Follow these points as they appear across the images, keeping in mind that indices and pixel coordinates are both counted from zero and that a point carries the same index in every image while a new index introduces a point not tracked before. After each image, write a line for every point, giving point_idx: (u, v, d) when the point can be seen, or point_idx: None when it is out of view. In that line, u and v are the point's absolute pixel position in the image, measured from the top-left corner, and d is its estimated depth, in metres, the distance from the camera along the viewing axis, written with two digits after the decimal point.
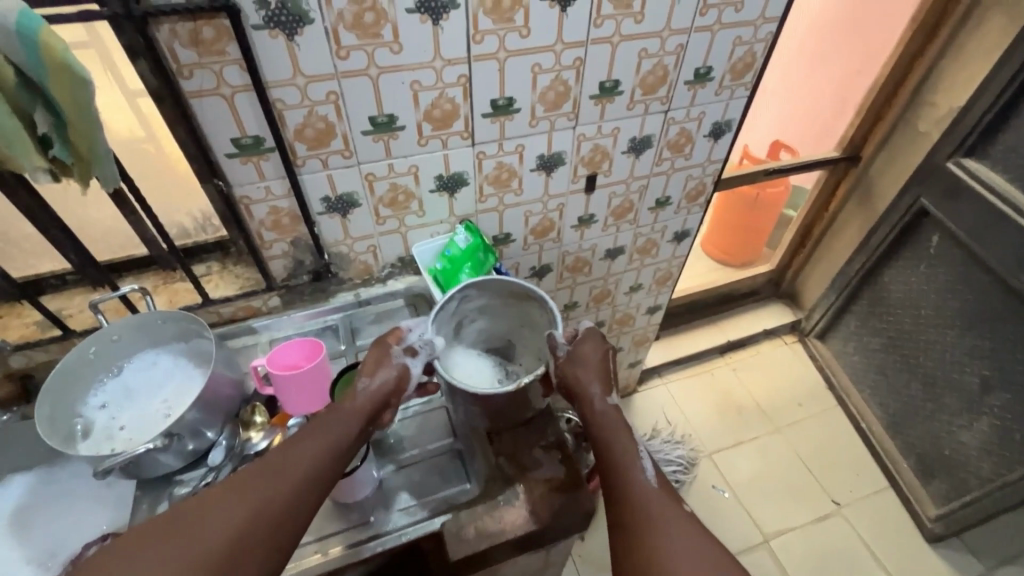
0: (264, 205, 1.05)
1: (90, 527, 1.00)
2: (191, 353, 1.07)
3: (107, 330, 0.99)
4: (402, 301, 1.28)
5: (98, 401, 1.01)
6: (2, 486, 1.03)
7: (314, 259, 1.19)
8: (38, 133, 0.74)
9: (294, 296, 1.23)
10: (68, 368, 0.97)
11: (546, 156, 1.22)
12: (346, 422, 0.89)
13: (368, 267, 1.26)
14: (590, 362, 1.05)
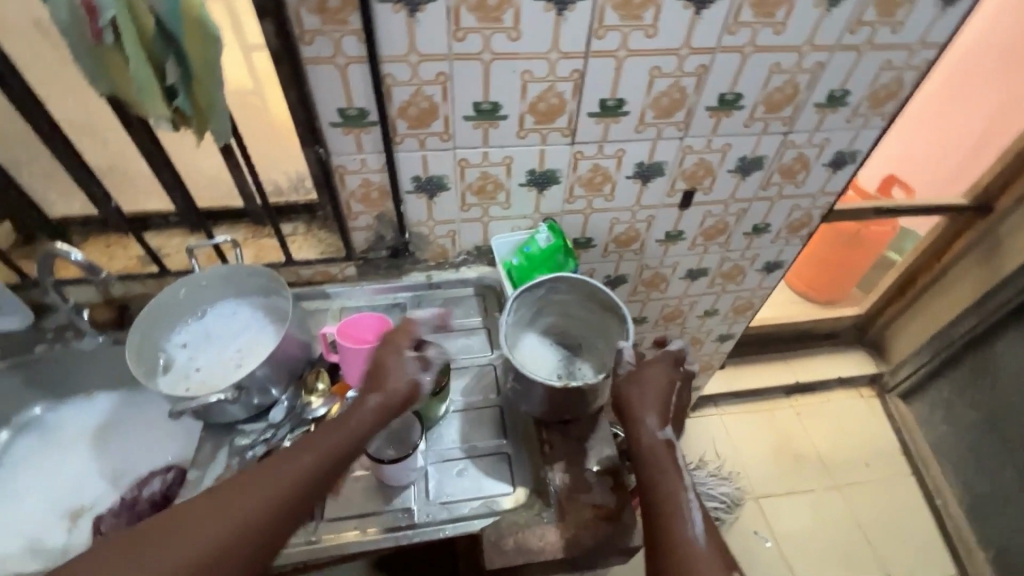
0: (357, 177, 1.06)
1: (149, 460, 1.13)
2: (268, 308, 1.10)
3: (198, 275, 1.04)
4: (470, 290, 1.26)
5: (180, 340, 1.06)
6: (91, 401, 1.20)
7: (393, 236, 1.19)
8: (167, 84, 0.77)
9: (367, 269, 1.24)
10: (159, 305, 1.02)
11: (646, 164, 1.14)
12: (342, 432, 0.83)
13: (445, 252, 1.24)
14: (654, 386, 1.00)
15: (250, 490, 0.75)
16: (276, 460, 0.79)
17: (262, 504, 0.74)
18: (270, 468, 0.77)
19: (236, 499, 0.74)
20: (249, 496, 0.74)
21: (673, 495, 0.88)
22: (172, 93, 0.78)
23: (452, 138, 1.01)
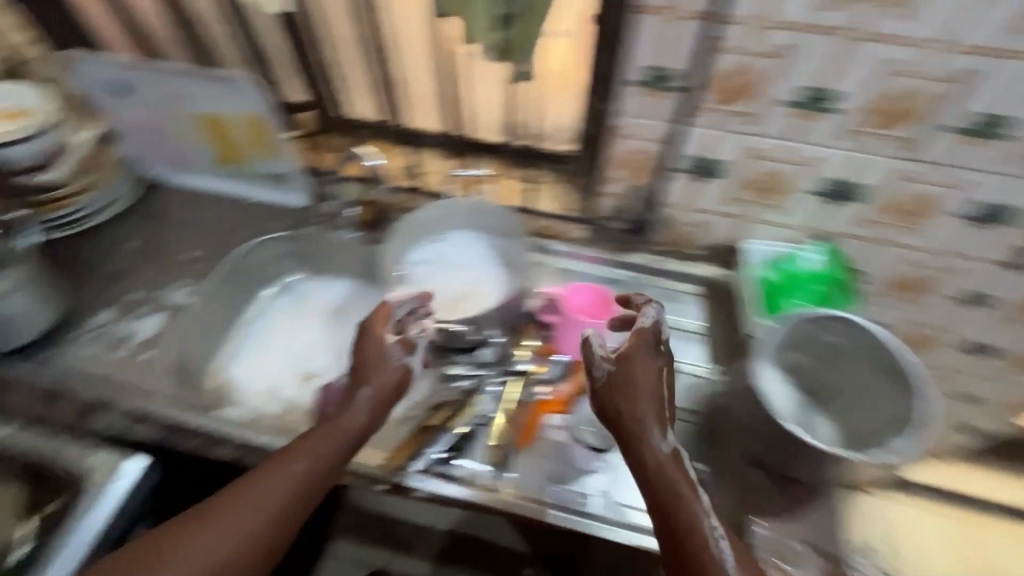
0: (633, 141, 0.81)
1: (300, 346, 0.99)
2: (502, 250, 0.93)
3: (456, 203, 0.92)
4: (697, 288, 0.96)
5: (412, 258, 0.92)
6: (288, 285, 1.06)
7: (636, 209, 0.90)
8: (501, 13, 0.69)
9: (559, 221, 0.97)
10: (413, 224, 0.92)
11: (993, 205, 0.76)
12: (342, 438, 0.68)
13: (679, 239, 0.94)
14: (638, 383, 0.67)
15: (252, 522, 0.61)
16: (275, 465, 0.65)
17: (281, 508, 0.62)
18: (283, 490, 0.63)
19: (244, 519, 0.61)
20: (242, 514, 0.61)
21: (695, 518, 0.61)
22: (500, 23, 0.71)
23: (759, 122, 0.75)
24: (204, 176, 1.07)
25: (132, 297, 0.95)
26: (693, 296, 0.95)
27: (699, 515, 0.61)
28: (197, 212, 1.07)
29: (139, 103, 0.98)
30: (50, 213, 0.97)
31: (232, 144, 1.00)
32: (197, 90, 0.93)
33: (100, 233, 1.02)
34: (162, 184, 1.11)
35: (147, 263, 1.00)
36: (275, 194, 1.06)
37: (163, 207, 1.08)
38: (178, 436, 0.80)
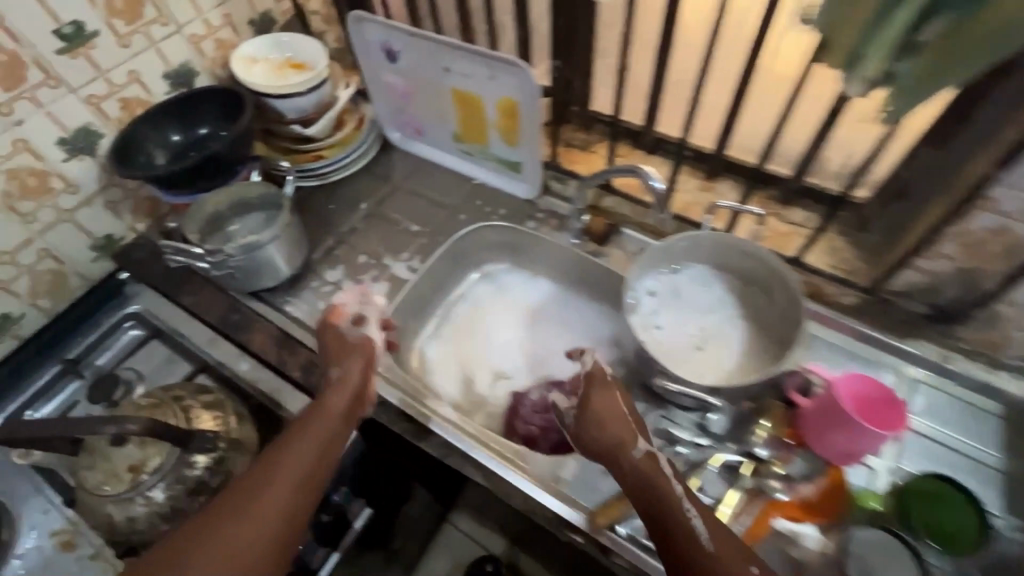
0: (1000, 218, 0.61)
1: (506, 343, 0.98)
2: (749, 303, 0.81)
3: (709, 237, 0.80)
4: (997, 408, 0.73)
5: (649, 287, 0.82)
6: (493, 276, 1.05)
7: (954, 294, 0.71)
8: (914, 39, 0.48)
9: (834, 282, 0.80)
10: (659, 252, 0.81)
11: None
12: (328, 420, 0.68)
13: (1000, 343, 0.72)
14: (607, 416, 0.67)
15: (259, 497, 0.60)
16: (282, 447, 0.65)
17: (291, 485, 0.62)
18: (279, 476, 0.62)
19: (250, 506, 0.59)
20: (255, 497, 0.60)
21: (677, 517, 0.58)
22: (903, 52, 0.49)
23: None
24: (444, 145, 1.07)
25: (361, 259, 0.98)
26: (996, 416, 0.73)
27: (686, 517, 0.57)
28: (429, 182, 1.08)
29: (400, 71, 0.98)
30: (307, 164, 1.04)
31: (480, 122, 0.96)
32: (462, 67, 0.88)
33: (344, 187, 1.08)
34: (398, 145, 1.13)
35: (378, 226, 1.03)
36: (504, 181, 1.02)
37: (396, 168, 1.11)
38: (387, 415, 0.81)
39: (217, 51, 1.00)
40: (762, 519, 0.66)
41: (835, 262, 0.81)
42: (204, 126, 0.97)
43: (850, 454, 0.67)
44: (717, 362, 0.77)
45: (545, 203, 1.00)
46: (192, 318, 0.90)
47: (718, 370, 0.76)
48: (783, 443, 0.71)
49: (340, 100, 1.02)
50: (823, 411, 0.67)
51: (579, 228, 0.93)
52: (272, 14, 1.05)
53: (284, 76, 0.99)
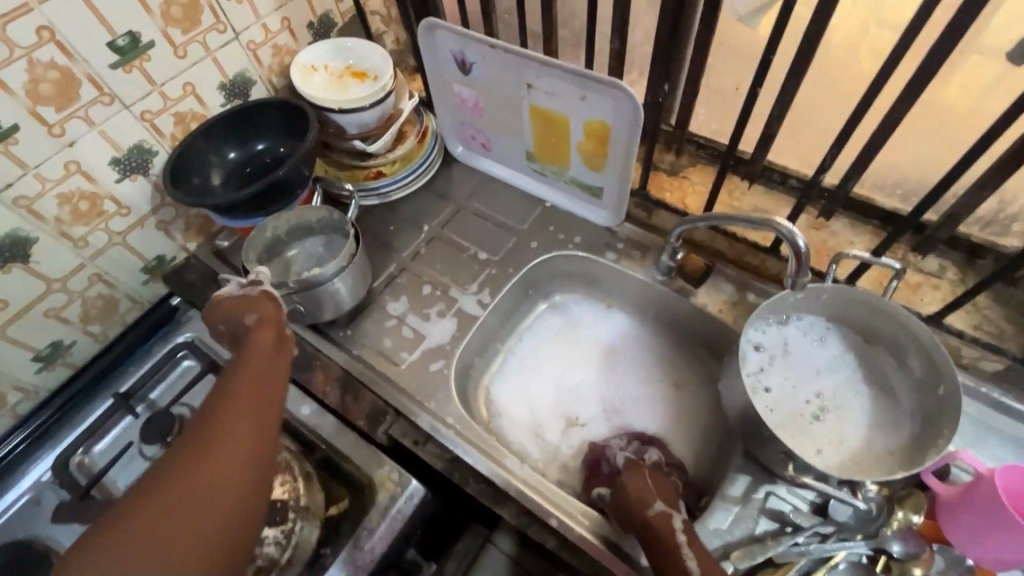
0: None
1: (580, 387, 0.90)
2: (873, 365, 0.71)
3: (833, 289, 0.69)
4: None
5: (756, 342, 0.73)
6: (563, 307, 0.96)
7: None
8: None
9: (978, 348, 0.69)
10: (772, 304, 0.71)
11: None
12: (256, 357, 0.64)
13: None
14: (635, 485, 0.64)
15: (218, 447, 0.54)
16: (215, 404, 0.58)
17: (245, 423, 0.57)
18: (229, 416, 0.57)
19: (207, 462, 0.53)
20: (204, 453, 0.53)
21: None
22: None
23: None
24: (513, 162, 0.98)
25: (425, 290, 0.90)
26: None
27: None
28: (495, 204, 0.99)
29: (473, 83, 0.88)
30: (367, 182, 0.97)
31: (560, 144, 0.87)
32: (547, 83, 0.79)
33: (404, 207, 1.00)
34: (461, 160, 1.04)
35: (442, 251, 0.95)
36: (582, 206, 0.94)
37: (459, 186, 1.02)
38: (460, 474, 0.74)
39: (274, 58, 0.92)
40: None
41: (978, 324, 0.71)
42: (261, 140, 0.91)
43: (1003, 563, 0.58)
44: (840, 437, 0.67)
45: (626, 232, 0.90)
46: None
47: (842, 448, 0.67)
48: (919, 536, 0.61)
49: (404, 112, 0.94)
50: (970, 512, 0.58)
51: (669, 265, 0.84)
52: (331, 15, 0.97)
53: (345, 86, 0.92)
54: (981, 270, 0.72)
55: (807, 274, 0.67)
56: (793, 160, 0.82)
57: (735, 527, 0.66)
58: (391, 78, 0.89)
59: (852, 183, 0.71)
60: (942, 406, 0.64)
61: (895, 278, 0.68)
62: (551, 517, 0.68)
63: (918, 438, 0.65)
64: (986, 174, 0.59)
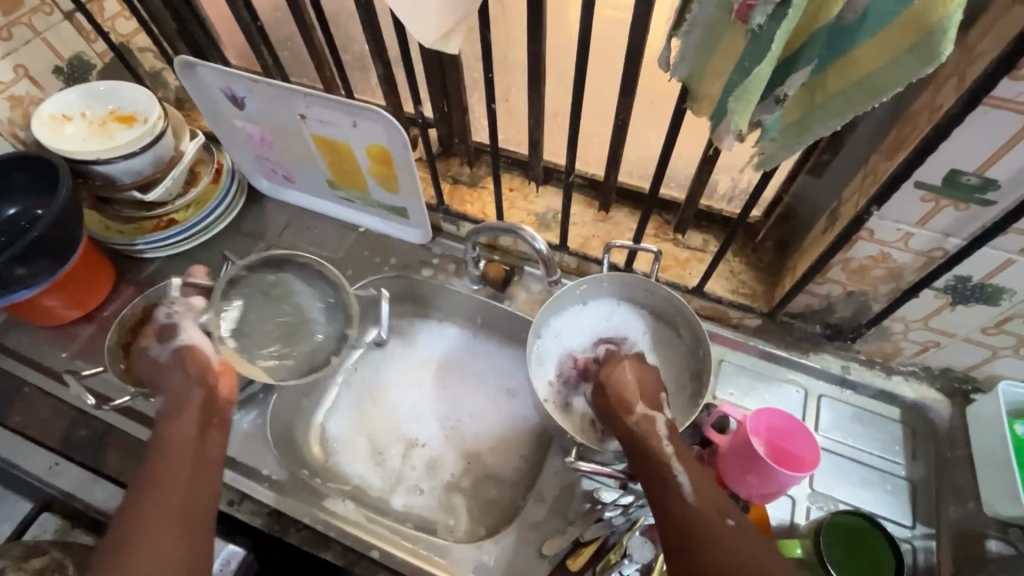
0: (882, 248, 0.60)
1: (416, 408, 0.88)
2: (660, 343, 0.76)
3: (606, 276, 0.74)
4: (895, 413, 0.75)
5: (553, 334, 0.77)
6: (397, 330, 0.94)
7: (846, 314, 0.71)
8: (776, 92, 0.44)
9: (739, 309, 0.79)
10: (559, 300, 0.75)
11: None
12: (178, 437, 0.63)
13: (893, 353, 0.74)
14: (613, 379, 0.66)
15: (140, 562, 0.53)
16: (140, 494, 0.58)
17: (173, 506, 0.57)
18: (156, 502, 0.57)
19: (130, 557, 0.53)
20: (127, 547, 0.54)
21: (669, 488, 0.56)
22: (770, 103, 0.45)
23: None
24: (319, 192, 0.95)
25: None
26: (894, 421, 0.74)
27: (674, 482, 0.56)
28: (307, 236, 0.96)
29: (253, 119, 0.85)
30: (155, 233, 0.89)
31: (352, 169, 0.85)
32: (320, 115, 0.78)
33: (209, 253, 0.95)
34: (269, 195, 1.00)
35: None
36: (395, 228, 0.93)
37: (269, 222, 0.98)
38: (281, 525, 0.71)
39: (15, 110, 0.82)
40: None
41: (737, 288, 0.80)
42: (10, 206, 0.79)
43: (767, 495, 0.66)
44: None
45: (440, 247, 0.92)
46: (25, 441, 0.76)
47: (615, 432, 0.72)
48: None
49: (186, 153, 0.87)
50: (734, 457, 0.66)
51: (477, 274, 0.86)
52: (85, 57, 0.88)
53: (109, 133, 0.84)
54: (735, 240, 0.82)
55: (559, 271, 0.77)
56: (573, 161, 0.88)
57: (549, 516, 0.70)
58: (162, 120, 0.83)
59: (615, 176, 0.77)
60: (703, 366, 0.71)
61: (657, 261, 0.74)
62: (374, 549, 0.69)
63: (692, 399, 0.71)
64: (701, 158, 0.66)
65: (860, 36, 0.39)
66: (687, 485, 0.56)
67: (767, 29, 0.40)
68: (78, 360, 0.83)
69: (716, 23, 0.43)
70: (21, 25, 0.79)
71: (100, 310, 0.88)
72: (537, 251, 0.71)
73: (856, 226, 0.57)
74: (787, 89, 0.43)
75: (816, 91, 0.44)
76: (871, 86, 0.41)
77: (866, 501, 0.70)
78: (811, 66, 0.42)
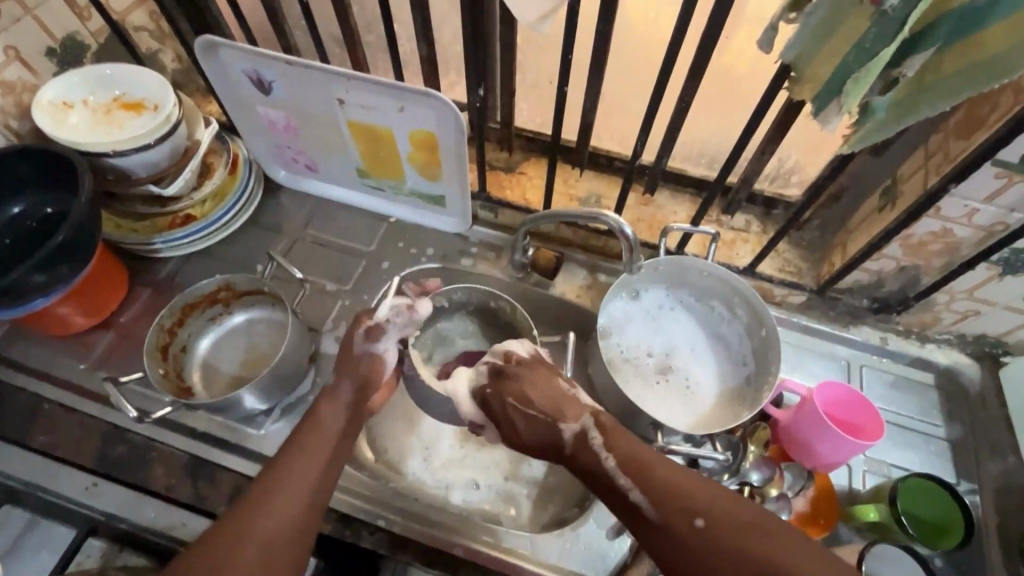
0: (944, 223, 0.63)
1: None
2: (714, 327, 0.77)
3: (662, 260, 0.74)
4: (931, 379, 0.79)
5: (615, 324, 0.76)
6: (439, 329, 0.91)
7: (894, 287, 0.74)
8: (893, 72, 0.45)
9: (786, 286, 0.81)
10: (621, 286, 0.75)
11: None
12: (323, 433, 0.63)
13: (932, 323, 0.77)
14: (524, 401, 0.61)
15: (268, 522, 0.56)
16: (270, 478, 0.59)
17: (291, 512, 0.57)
18: (279, 496, 0.58)
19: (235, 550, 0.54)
20: (237, 535, 0.55)
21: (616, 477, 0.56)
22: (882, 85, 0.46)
23: None
24: (345, 182, 0.89)
25: None
26: (932, 386, 0.79)
27: (625, 493, 0.55)
28: (334, 228, 0.91)
29: (278, 104, 0.79)
30: (173, 230, 0.82)
31: (389, 157, 0.81)
32: (361, 98, 0.73)
33: (229, 249, 0.88)
34: (287, 185, 0.93)
35: (288, 291, 0.86)
36: (429, 217, 0.89)
37: (290, 214, 0.92)
38: (352, 530, 0.71)
39: (6, 98, 0.74)
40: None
41: (782, 266, 0.82)
42: (15, 203, 0.74)
43: (832, 464, 0.68)
44: (684, 409, 0.72)
45: (477, 236, 0.89)
46: (55, 462, 0.70)
47: (684, 414, 0.72)
48: (771, 460, 0.69)
49: (202, 142, 0.80)
50: (800, 429, 0.68)
51: (523, 262, 0.83)
52: (79, 37, 0.80)
53: (116, 122, 0.77)
54: (777, 219, 0.83)
55: (639, 255, 0.71)
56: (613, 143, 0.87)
57: None
58: (176, 107, 0.75)
59: (667, 159, 0.77)
60: (767, 346, 0.73)
61: (713, 242, 0.74)
62: (454, 546, 0.70)
63: (756, 377, 0.73)
64: (765, 139, 0.66)
65: (992, 18, 0.40)
66: (643, 500, 0.55)
67: (899, 10, 0.40)
68: (99, 371, 0.77)
69: (842, 3, 0.42)
70: (10, 1, 0.70)
71: (116, 316, 0.81)
72: (624, 237, 0.67)
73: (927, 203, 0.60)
74: (906, 70, 0.44)
75: (930, 73, 0.45)
76: (998, 64, 0.42)
77: (915, 463, 0.74)
78: (932, 49, 0.43)
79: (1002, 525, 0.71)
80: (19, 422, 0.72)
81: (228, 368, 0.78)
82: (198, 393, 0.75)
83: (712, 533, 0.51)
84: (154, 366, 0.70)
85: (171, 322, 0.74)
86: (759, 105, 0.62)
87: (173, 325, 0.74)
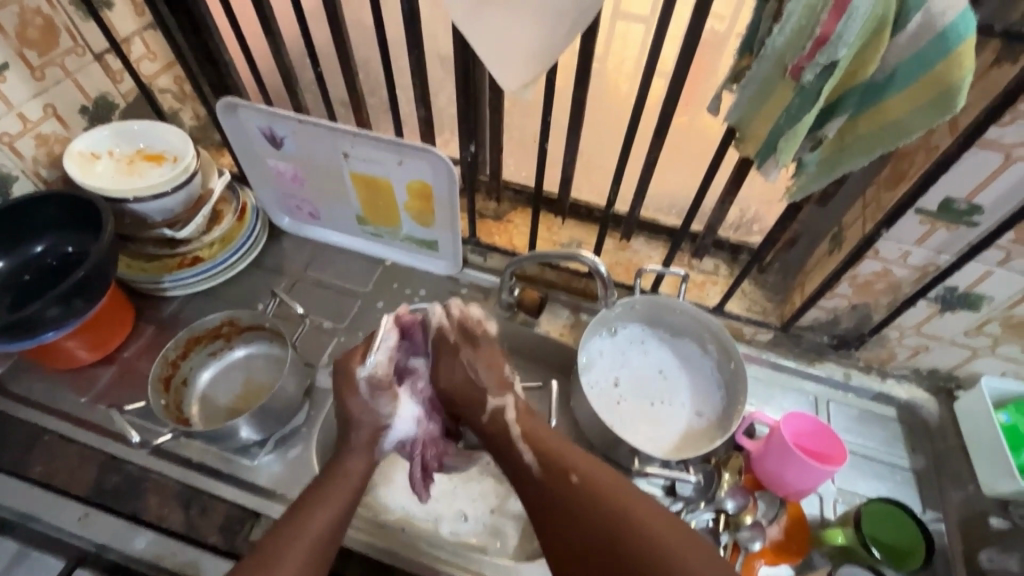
0: (884, 264, 0.70)
1: None
2: (681, 350, 0.83)
3: (637, 298, 0.80)
4: (893, 412, 0.84)
5: (593, 353, 0.81)
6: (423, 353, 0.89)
7: (850, 325, 0.81)
8: (817, 133, 0.54)
9: (754, 324, 0.87)
10: (600, 321, 0.81)
11: None
12: (345, 482, 0.66)
13: (889, 358, 0.83)
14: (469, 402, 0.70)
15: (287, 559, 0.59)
16: (281, 537, 0.60)
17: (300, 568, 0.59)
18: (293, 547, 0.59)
19: None
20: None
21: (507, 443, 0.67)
22: (810, 142, 0.55)
23: None
24: (346, 227, 0.96)
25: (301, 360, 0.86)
26: (897, 417, 0.83)
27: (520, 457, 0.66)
28: (331, 270, 0.97)
29: (287, 157, 0.87)
30: (181, 270, 0.88)
31: (388, 204, 0.89)
32: (364, 153, 0.82)
33: (234, 289, 0.94)
34: (290, 231, 1.00)
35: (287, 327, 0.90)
36: (421, 260, 0.95)
37: (291, 258, 0.98)
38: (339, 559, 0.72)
39: (40, 148, 0.82)
40: (748, 568, 0.71)
41: (750, 306, 0.89)
42: (38, 242, 0.79)
43: (802, 492, 0.72)
44: (660, 429, 0.77)
45: (468, 278, 0.95)
46: (51, 492, 0.72)
47: (661, 434, 0.77)
48: (744, 489, 0.73)
49: (215, 190, 0.87)
50: (771, 458, 0.72)
51: (511, 301, 0.89)
52: (110, 97, 0.88)
53: (139, 171, 0.84)
54: (742, 263, 0.91)
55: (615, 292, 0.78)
56: (593, 195, 0.96)
57: None
58: (193, 158, 0.83)
59: (639, 209, 0.85)
60: (737, 377, 0.78)
61: (684, 283, 0.80)
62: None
63: (727, 406, 0.78)
64: (725, 189, 0.74)
65: (890, 90, 0.49)
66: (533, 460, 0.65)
67: (813, 84, 0.49)
68: (99, 404, 0.79)
69: (769, 78, 0.51)
70: (54, 66, 0.79)
71: (119, 351, 0.85)
72: (600, 274, 0.74)
73: (865, 246, 0.68)
74: (826, 132, 0.53)
75: (848, 133, 0.54)
76: (898, 123, 0.50)
77: (882, 491, 0.78)
78: (846, 115, 0.52)
79: (965, 551, 0.74)
80: (19, 452, 0.75)
81: (226, 400, 0.81)
82: (195, 423, 0.78)
83: (586, 488, 0.61)
84: (157, 396, 0.74)
85: (175, 354, 0.78)
86: (717, 161, 0.70)
87: (177, 357, 0.79)
